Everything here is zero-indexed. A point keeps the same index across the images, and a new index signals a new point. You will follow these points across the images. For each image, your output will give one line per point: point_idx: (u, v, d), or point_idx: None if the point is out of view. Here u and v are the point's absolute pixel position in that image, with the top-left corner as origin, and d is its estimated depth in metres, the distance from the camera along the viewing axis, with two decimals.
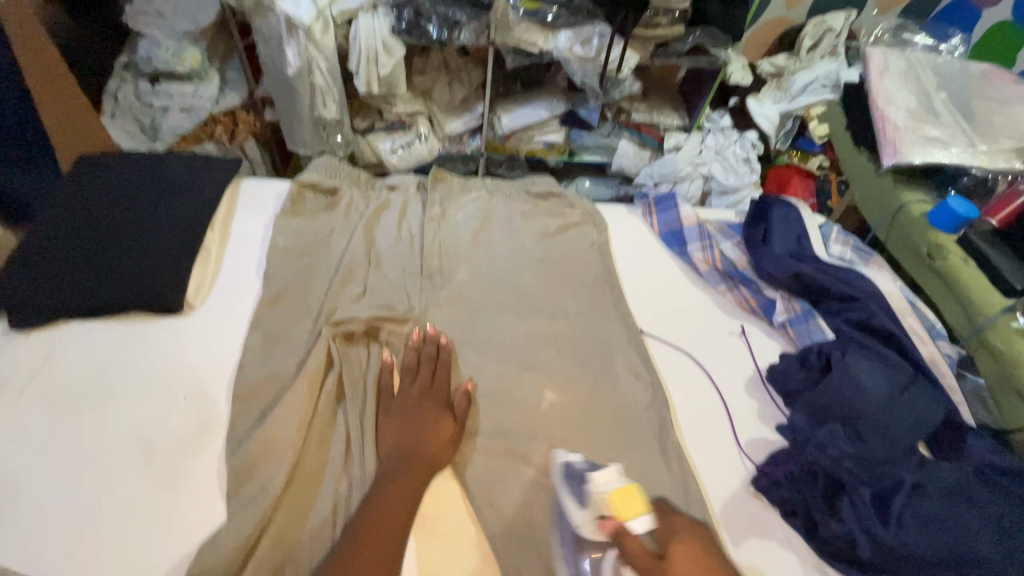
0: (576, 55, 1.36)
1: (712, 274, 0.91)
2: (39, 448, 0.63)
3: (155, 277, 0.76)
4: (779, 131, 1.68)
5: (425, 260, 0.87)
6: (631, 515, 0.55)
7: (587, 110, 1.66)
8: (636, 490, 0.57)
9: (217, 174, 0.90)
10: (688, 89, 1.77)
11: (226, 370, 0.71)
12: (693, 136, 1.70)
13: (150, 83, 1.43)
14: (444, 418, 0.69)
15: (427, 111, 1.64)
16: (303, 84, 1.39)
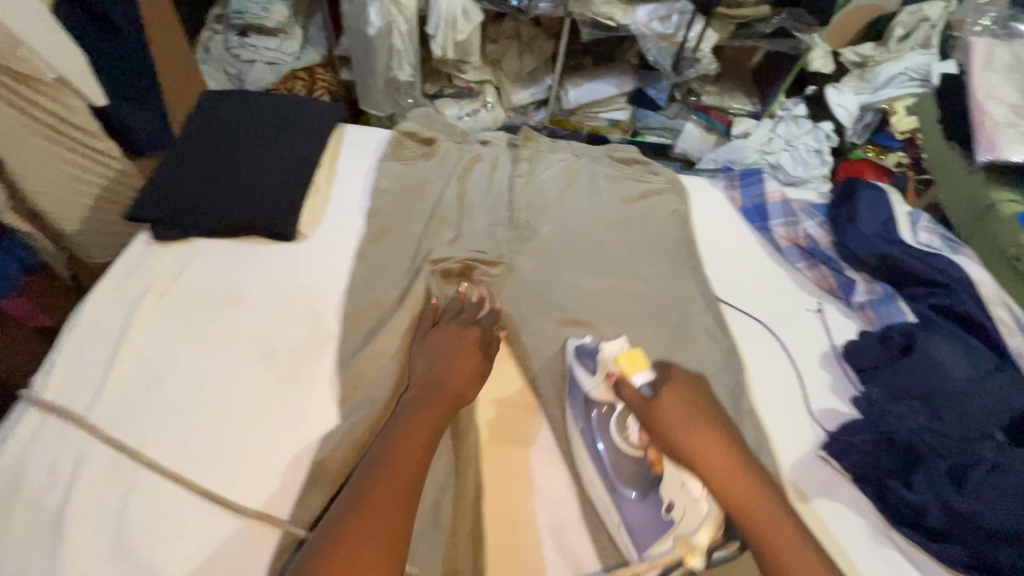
0: (653, 31, 1.38)
1: (793, 251, 0.92)
2: (178, 343, 0.71)
3: (277, 206, 0.83)
4: (856, 123, 1.62)
5: (512, 211, 0.91)
6: (634, 370, 0.66)
7: (658, 90, 1.66)
8: (641, 354, 0.67)
9: (324, 118, 0.96)
10: (762, 74, 1.73)
11: (335, 294, 0.78)
12: (764, 123, 1.66)
13: (239, 36, 1.54)
14: (473, 350, 0.71)
15: (496, 81, 1.68)
16: (382, 44, 1.43)
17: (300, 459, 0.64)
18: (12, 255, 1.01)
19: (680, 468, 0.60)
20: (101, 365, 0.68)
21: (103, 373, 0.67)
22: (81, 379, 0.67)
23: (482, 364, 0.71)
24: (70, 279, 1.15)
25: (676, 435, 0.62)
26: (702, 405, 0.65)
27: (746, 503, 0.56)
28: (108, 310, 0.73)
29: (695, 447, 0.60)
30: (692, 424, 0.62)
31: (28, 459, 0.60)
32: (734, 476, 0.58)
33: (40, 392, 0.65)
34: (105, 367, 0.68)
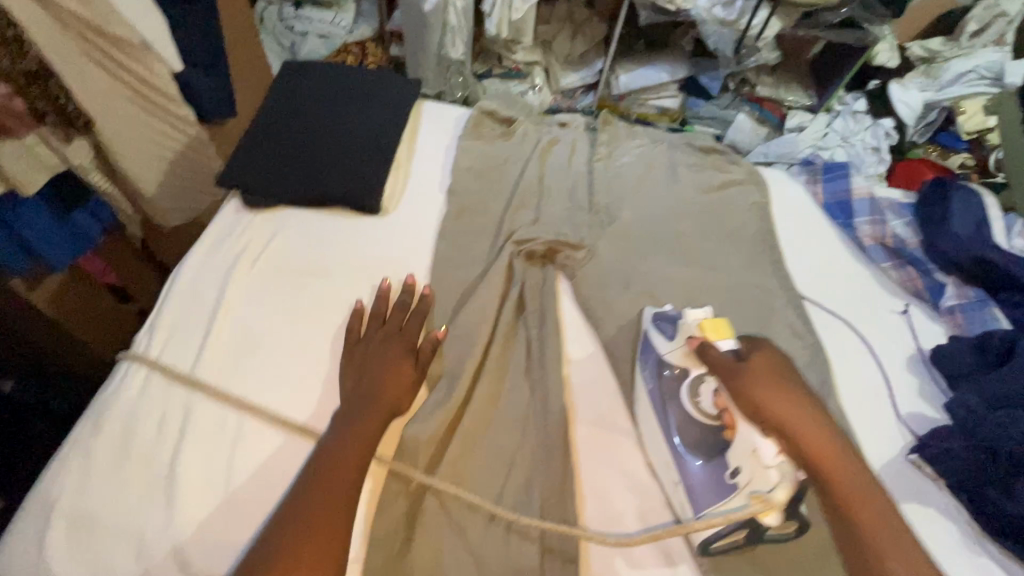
0: (715, 15, 1.35)
1: (878, 250, 0.90)
2: (269, 310, 0.72)
3: (365, 179, 0.84)
4: (919, 121, 1.53)
5: (592, 196, 0.90)
6: (720, 337, 0.62)
7: (709, 78, 1.62)
8: (725, 324, 0.64)
9: (405, 94, 0.96)
10: (821, 66, 1.64)
11: (421, 269, 0.79)
12: (820, 118, 1.62)
13: (294, 8, 1.56)
14: (404, 362, 0.66)
15: (545, 62, 1.66)
16: (437, 20, 1.43)
17: (394, 429, 0.65)
18: (94, 214, 1.04)
19: (757, 433, 0.55)
20: (200, 329, 0.70)
21: (202, 337, 0.69)
22: (179, 342, 0.69)
23: (412, 377, 0.66)
24: (139, 245, 1.22)
25: (769, 406, 0.56)
26: (792, 377, 0.59)
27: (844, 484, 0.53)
28: (204, 276, 0.74)
29: (790, 418, 0.55)
30: (779, 392, 0.57)
31: (136, 417, 0.62)
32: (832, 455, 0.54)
33: (144, 352, 0.67)
34: (204, 331, 0.69)
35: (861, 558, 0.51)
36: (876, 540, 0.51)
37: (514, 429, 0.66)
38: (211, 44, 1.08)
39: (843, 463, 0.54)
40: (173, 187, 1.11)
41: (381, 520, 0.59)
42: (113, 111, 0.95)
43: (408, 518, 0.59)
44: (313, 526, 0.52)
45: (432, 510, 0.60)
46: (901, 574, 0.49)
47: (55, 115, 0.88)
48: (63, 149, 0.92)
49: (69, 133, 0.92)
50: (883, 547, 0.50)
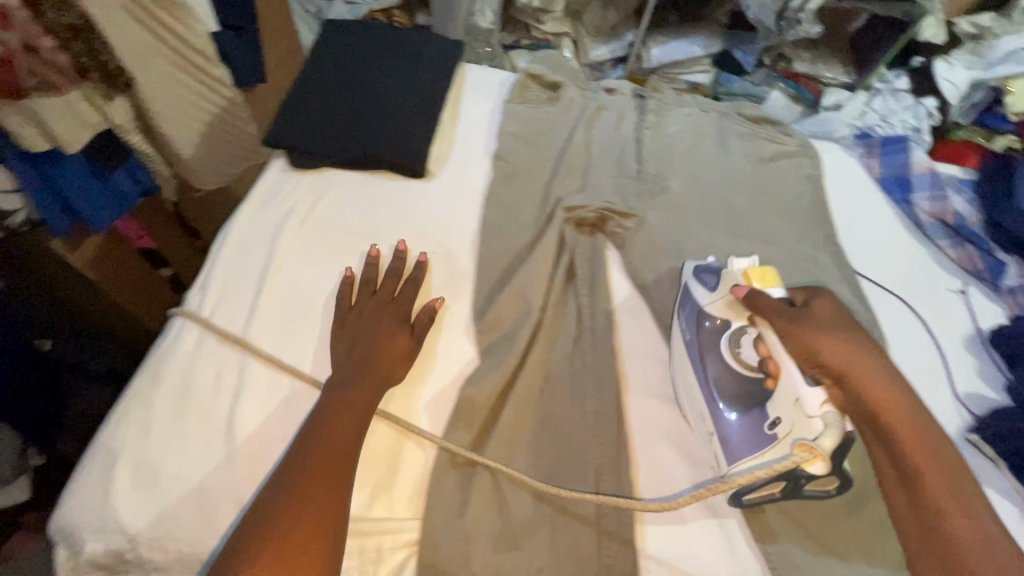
0: None
1: (936, 227, 0.87)
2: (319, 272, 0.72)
3: (413, 141, 0.82)
4: (963, 100, 1.46)
5: (640, 164, 0.88)
6: (767, 286, 0.62)
7: (744, 52, 1.58)
8: (772, 273, 0.63)
9: (449, 54, 0.93)
10: (862, 38, 1.56)
11: (469, 233, 0.77)
12: (858, 96, 1.55)
13: None
14: (397, 331, 0.64)
15: (574, 34, 1.65)
16: None
17: (446, 392, 0.64)
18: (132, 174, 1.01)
19: (804, 380, 0.54)
20: (251, 288, 0.69)
21: (254, 295, 0.69)
22: (228, 302, 0.68)
23: (410, 346, 0.64)
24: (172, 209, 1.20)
25: (839, 363, 0.54)
26: (843, 326, 0.58)
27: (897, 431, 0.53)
28: (251, 236, 0.74)
29: (853, 363, 0.54)
30: (836, 341, 0.55)
31: (192, 373, 0.62)
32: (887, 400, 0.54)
33: (195, 312, 0.67)
34: (256, 289, 0.69)
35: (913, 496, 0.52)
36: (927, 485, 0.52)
37: (567, 397, 0.65)
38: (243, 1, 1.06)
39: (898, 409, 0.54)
40: (212, 150, 1.11)
41: (436, 480, 0.59)
42: (153, 73, 0.93)
43: (463, 481, 0.59)
44: (312, 481, 0.51)
45: (485, 472, 0.59)
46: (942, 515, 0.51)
47: (99, 74, 0.85)
48: (105, 108, 0.90)
49: (111, 93, 0.89)
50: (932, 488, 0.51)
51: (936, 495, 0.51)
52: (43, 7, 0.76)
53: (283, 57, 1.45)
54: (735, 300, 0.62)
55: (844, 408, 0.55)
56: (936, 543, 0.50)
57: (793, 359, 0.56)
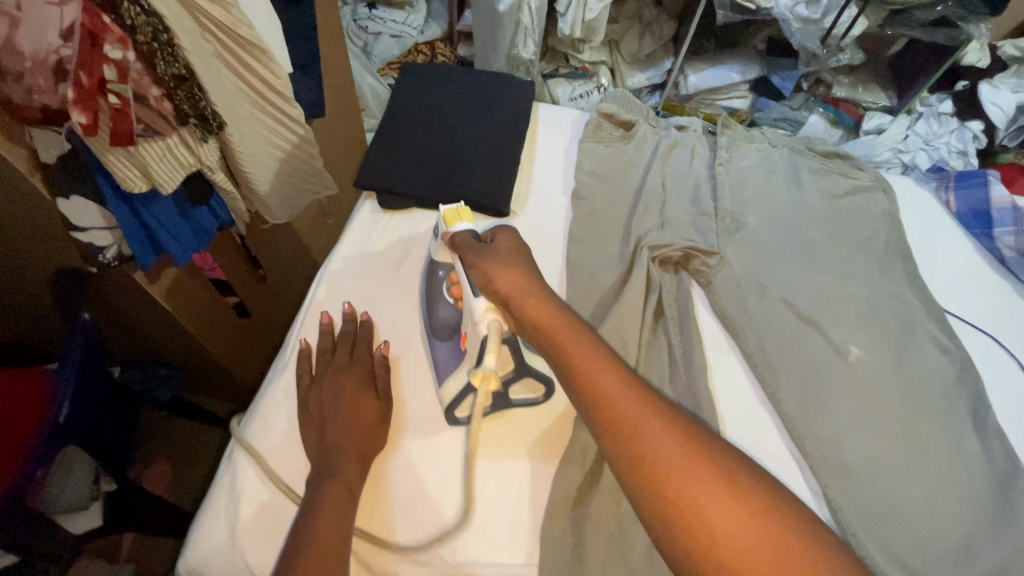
0: (798, 14, 1.34)
1: (1021, 263, 0.85)
2: (409, 315, 0.73)
3: (498, 185, 0.84)
4: (1010, 124, 1.46)
5: (717, 202, 0.88)
6: (456, 226, 0.66)
7: (783, 77, 1.58)
8: (465, 212, 0.68)
9: (525, 96, 0.96)
10: (901, 64, 1.59)
11: (557, 273, 0.80)
12: (900, 119, 1.57)
13: (367, 8, 1.91)
14: (364, 399, 0.63)
15: (611, 61, 1.70)
16: (510, 20, 1.50)
17: (557, 430, 0.64)
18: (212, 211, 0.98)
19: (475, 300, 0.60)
20: None
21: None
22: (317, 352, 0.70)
23: (375, 411, 0.62)
24: (240, 241, 1.18)
25: (497, 284, 0.58)
26: (523, 258, 0.61)
27: (626, 410, 0.50)
28: (341, 281, 0.76)
29: (513, 289, 0.57)
30: (498, 265, 0.59)
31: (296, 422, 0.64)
32: (596, 367, 0.52)
33: (290, 362, 0.69)
34: None
35: (656, 497, 0.46)
36: (686, 495, 0.45)
37: None
38: (311, 44, 1.09)
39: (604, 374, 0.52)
40: (284, 183, 1.03)
41: (547, 531, 0.58)
42: (236, 113, 0.86)
43: (574, 533, 0.58)
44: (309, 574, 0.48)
45: (596, 517, 0.59)
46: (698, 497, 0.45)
47: (196, 120, 0.74)
48: (197, 150, 0.79)
49: (206, 136, 0.78)
50: (674, 473, 0.46)
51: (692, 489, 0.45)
52: (153, 56, 0.67)
53: (342, 91, 1.51)
54: (446, 246, 0.68)
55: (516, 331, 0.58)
56: (710, 570, 0.43)
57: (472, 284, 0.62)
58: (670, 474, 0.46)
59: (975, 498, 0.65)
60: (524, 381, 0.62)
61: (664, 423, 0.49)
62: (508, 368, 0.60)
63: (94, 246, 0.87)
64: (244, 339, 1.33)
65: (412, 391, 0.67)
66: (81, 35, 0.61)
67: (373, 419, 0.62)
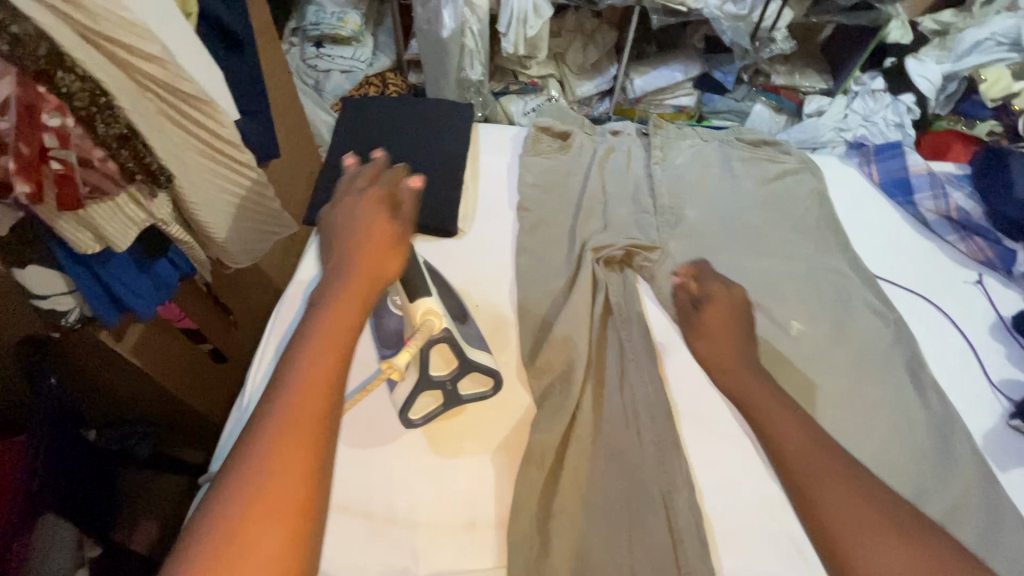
0: (728, 12, 1.42)
1: (942, 224, 0.91)
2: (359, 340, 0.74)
3: (445, 206, 0.87)
4: (939, 94, 1.58)
5: (655, 198, 0.93)
6: None
7: (725, 72, 1.65)
8: None
9: (465, 119, 1.00)
10: (833, 48, 1.70)
11: (507, 283, 0.82)
12: (838, 100, 1.64)
13: (314, 47, 1.94)
14: (375, 222, 0.52)
15: (559, 74, 1.75)
16: (455, 44, 1.56)
17: (515, 434, 0.67)
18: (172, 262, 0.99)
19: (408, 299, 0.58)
20: None
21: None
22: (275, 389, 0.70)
23: (390, 236, 0.52)
24: (206, 288, 1.19)
25: (703, 343, 0.68)
26: (740, 320, 0.68)
27: (797, 458, 0.53)
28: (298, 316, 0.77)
29: (713, 350, 0.67)
30: (709, 329, 0.68)
31: None
32: (778, 412, 0.58)
33: (251, 407, 0.70)
34: None
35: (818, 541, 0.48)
36: (830, 522, 0.48)
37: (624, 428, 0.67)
38: (254, 89, 1.12)
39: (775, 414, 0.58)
40: (242, 228, 1.03)
41: (515, 533, 0.60)
42: (185, 164, 0.86)
43: (541, 528, 0.60)
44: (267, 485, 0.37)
45: (560, 521, 0.61)
46: (851, 526, 0.47)
47: (143, 176, 0.76)
48: (148, 205, 0.81)
49: (156, 190, 0.79)
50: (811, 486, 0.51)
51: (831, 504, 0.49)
52: (92, 120, 0.68)
53: (295, 130, 1.54)
54: None
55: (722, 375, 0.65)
56: None
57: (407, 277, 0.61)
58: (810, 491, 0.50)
59: (918, 449, 0.69)
60: (473, 374, 0.64)
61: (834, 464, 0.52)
62: (449, 365, 0.62)
63: (58, 311, 0.88)
64: (220, 388, 1.32)
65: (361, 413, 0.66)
66: (17, 109, 0.62)
67: (384, 253, 0.51)
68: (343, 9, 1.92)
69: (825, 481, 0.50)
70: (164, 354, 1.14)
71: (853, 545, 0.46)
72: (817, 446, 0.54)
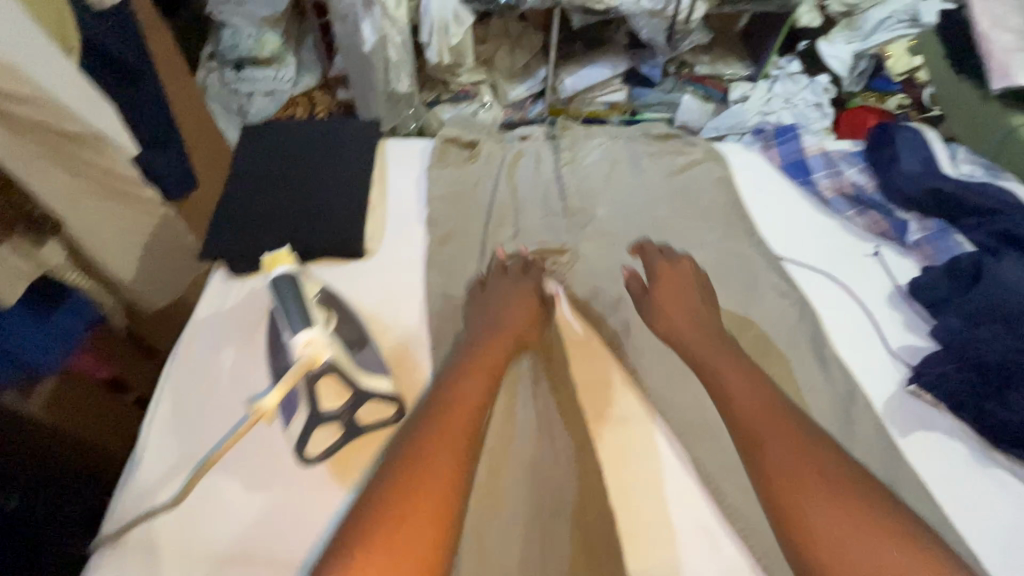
0: (644, 8, 1.45)
1: (839, 200, 0.95)
2: (260, 377, 0.71)
3: (350, 227, 0.85)
4: (852, 72, 1.64)
5: (565, 200, 0.93)
6: (274, 269, 0.64)
7: (650, 67, 1.70)
8: (286, 255, 0.65)
9: (370, 138, 0.98)
10: (752, 33, 1.74)
11: (416, 301, 0.80)
12: (760, 83, 1.69)
13: (234, 71, 1.86)
14: (527, 287, 0.77)
15: (491, 79, 1.74)
16: (377, 58, 1.53)
17: None
18: (77, 313, 0.92)
19: (296, 328, 0.57)
20: (209, 410, 0.68)
21: (211, 416, 0.68)
22: (183, 433, 0.67)
23: (532, 297, 0.76)
24: (125, 332, 1.11)
25: (669, 311, 0.73)
26: (706, 304, 0.74)
27: (758, 428, 0.56)
28: (198, 356, 0.73)
29: (672, 332, 0.71)
30: (676, 301, 0.73)
31: (152, 501, 0.62)
32: (736, 383, 0.61)
33: (146, 455, 0.65)
34: (210, 412, 0.68)
35: (773, 502, 0.52)
36: (778, 484, 0.52)
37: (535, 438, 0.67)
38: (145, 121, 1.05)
39: (737, 385, 0.61)
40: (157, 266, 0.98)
41: None
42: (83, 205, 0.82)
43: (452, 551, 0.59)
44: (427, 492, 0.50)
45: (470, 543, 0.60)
46: (801, 495, 0.51)
47: (26, 224, 0.76)
48: (40, 259, 0.78)
49: (45, 241, 0.79)
50: (764, 447, 0.55)
51: (780, 462, 0.53)
52: None
53: (210, 159, 1.48)
54: None
55: (680, 347, 0.70)
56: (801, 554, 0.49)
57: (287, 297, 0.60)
58: (761, 445, 0.55)
59: (825, 423, 0.71)
60: (372, 403, 0.61)
61: (790, 434, 0.55)
62: (341, 398, 0.58)
63: None
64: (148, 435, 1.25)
65: (252, 451, 0.64)
66: None
67: (525, 307, 0.75)
68: (260, 29, 1.84)
69: (772, 444, 0.55)
70: (93, 411, 1.04)
71: (796, 504, 0.51)
72: (770, 413, 0.57)
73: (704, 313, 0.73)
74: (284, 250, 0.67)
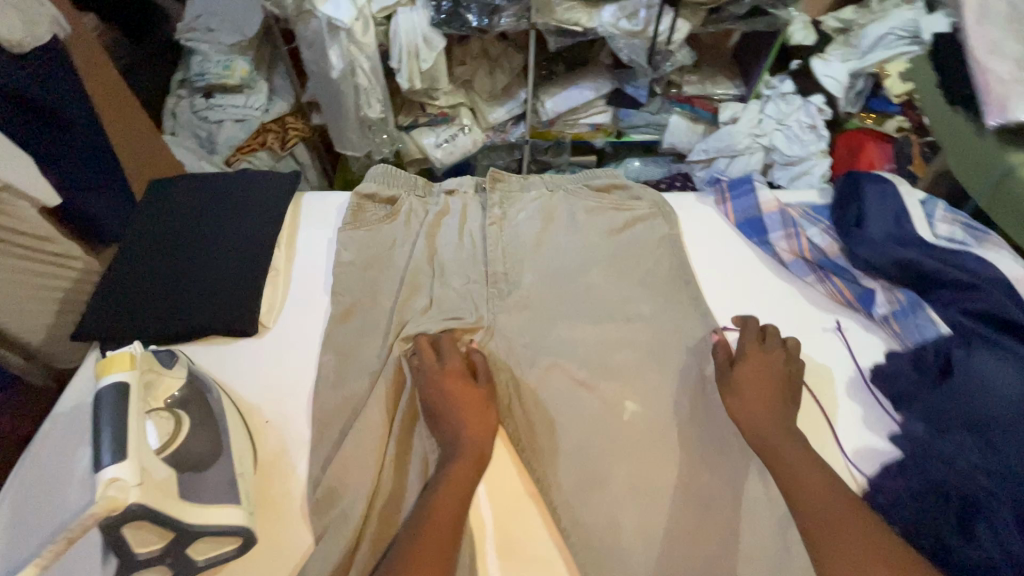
0: (622, 29, 1.30)
1: (799, 264, 0.84)
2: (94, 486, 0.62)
3: (239, 301, 0.77)
4: (848, 91, 1.50)
5: (489, 265, 0.83)
6: (105, 375, 0.53)
7: (636, 87, 1.52)
8: (122, 355, 0.55)
9: (279, 193, 0.90)
10: (741, 54, 1.61)
11: (304, 390, 0.72)
12: (751, 105, 1.55)
13: (205, 98, 1.65)
14: (466, 380, 0.68)
15: (469, 101, 1.60)
16: (347, 85, 1.41)
17: None
18: None
19: (109, 461, 0.48)
20: (40, 527, 0.61)
21: (38, 537, 0.60)
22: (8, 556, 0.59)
23: (477, 393, 0.68)
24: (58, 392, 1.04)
25: (741, 379, 0.68)
26: (783, 378, 0.68)
27: (823, 517, 0.55)
28: (44, 461, 0.66)
29: (742, 412, 0.66)
30: (753, 373, 0.68)
31: None
32: (805, 471, 0.59)
33: None
34: (42, 528, 0.60)
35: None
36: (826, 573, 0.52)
37: None
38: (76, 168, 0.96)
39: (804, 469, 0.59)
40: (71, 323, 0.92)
41: None
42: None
43: None
44: None
45: None
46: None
47: None
48: None
49: None
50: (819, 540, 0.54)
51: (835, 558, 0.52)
52: None
53: None
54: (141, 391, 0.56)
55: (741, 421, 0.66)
56: None
57: (108, 414, 0.50)
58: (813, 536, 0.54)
59: (757, 556, 0.61)
60: (211, 536, 0.54)
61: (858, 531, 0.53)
62: (163, 538, 0.51)
63: None
64: None
65: None
66: None
67: (474, 403, 0.67)
68: (229, 54, 1.62)
69: (837, 534, 0.53)
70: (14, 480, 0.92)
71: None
72: (836, 500, 0.56)
73: (779, 396, 0.67)
74: (130, 347, 0.57)
